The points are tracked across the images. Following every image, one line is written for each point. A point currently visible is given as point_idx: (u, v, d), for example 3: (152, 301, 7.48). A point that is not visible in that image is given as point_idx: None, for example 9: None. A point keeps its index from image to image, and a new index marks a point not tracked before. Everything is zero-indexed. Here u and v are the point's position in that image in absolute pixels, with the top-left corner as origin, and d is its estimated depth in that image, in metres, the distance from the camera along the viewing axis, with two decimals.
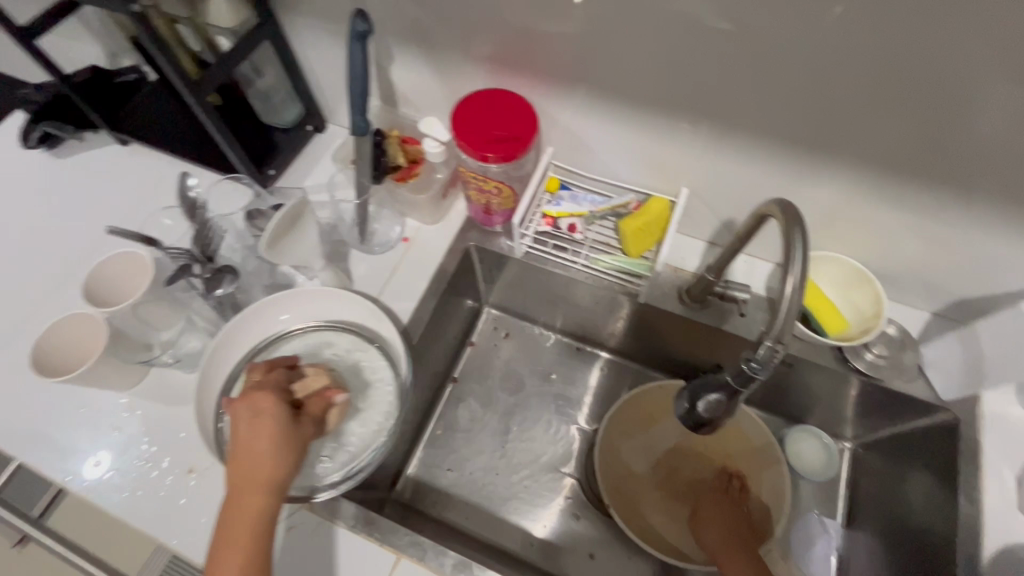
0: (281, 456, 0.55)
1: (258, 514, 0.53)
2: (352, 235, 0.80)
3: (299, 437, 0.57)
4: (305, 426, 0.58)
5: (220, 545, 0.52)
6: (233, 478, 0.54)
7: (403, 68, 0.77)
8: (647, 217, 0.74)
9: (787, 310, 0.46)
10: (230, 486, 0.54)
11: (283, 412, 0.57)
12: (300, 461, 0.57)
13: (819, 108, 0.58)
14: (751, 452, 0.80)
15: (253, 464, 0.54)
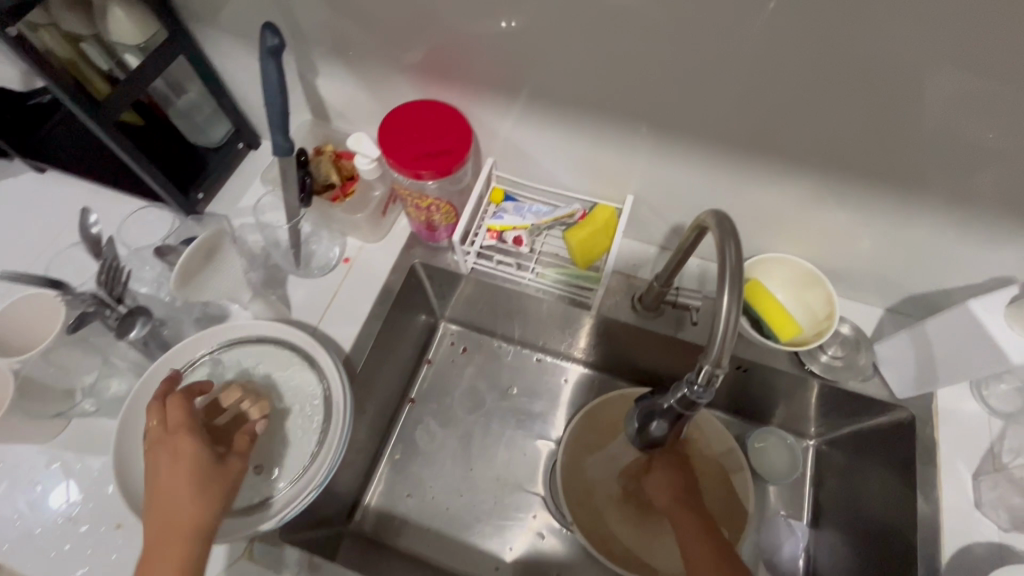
0: (207, 499, 0.52)
1: (180, 561, 0.49)
2: (287, 259, 0.76)
3: (224, 479, 0.54)
4: (232, 464, 0.55)
5: None
6: (154, 529, 0.50)
7: (331, 80, 0.73)
8: (593, 227, 0.72)
9: (725, 329, 0.43)
10: (149, 540, 0.50)
11: (202, 447, 0.54)
12: (228, 501, 0.54)
13: (757, 107, 0.56)
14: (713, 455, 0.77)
15: (175, 510, 0.51)
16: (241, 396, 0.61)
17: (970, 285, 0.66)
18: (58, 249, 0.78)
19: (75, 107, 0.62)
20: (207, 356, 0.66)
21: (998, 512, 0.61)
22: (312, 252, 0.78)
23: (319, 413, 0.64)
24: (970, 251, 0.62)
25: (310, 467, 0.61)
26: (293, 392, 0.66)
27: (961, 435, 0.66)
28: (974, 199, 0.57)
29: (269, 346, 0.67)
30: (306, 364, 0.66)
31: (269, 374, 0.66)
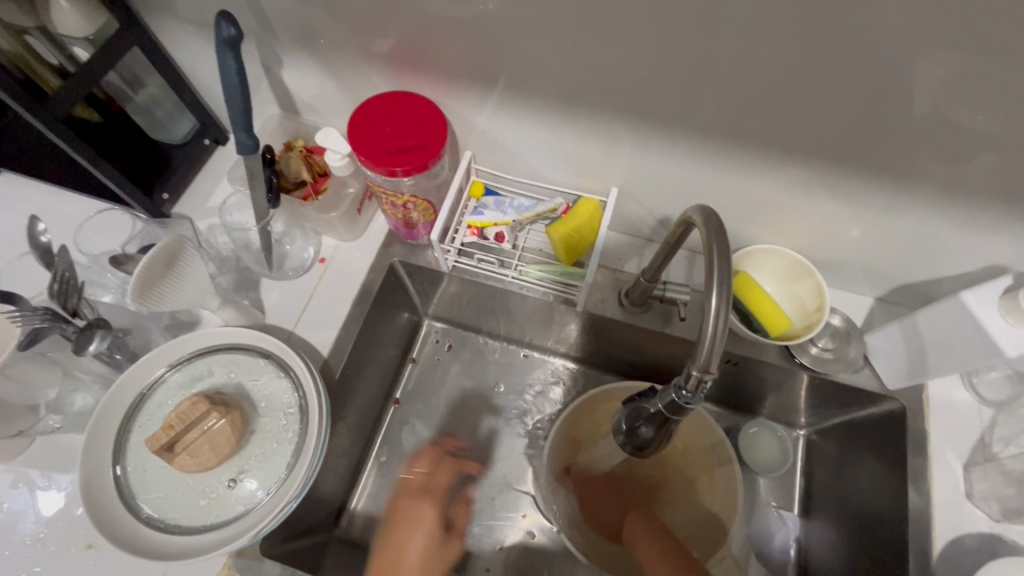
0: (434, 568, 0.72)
1: None
2: (258, 262, 0.72)
3: (443, 556, 0.74)
4: (452, 546, 0.75)
5: None
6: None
7: (297, 72, 0.69)
8: (577, 221, 0.69)
9: (714, 332, 0.41)
10: None
11: (436, 522, 0.75)
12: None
13: (744, 95, 0.53)
14: (705, 448, 0.76)
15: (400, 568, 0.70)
16: (208, 408, 0.57)
17: (960, 274, 0.65)
18: (13, 256, 0.74)
19: (11, 102, 0.57)
20: (173, 368, 0.63)
21: (990, 503, 0.60)
22: (285, 253, 0.75)
23: (295, 421, 0.62)
24: (963, 239, 0.60)
25: (286, 479, 0.59)
26: (268, 400, 0.63)
27: (952, 425, 0.65)
28: (968, 187, 0.55)
29: (240, 354, 0.64)
30: (281, 371, 0.64)
31: (241, 383, 0.63)
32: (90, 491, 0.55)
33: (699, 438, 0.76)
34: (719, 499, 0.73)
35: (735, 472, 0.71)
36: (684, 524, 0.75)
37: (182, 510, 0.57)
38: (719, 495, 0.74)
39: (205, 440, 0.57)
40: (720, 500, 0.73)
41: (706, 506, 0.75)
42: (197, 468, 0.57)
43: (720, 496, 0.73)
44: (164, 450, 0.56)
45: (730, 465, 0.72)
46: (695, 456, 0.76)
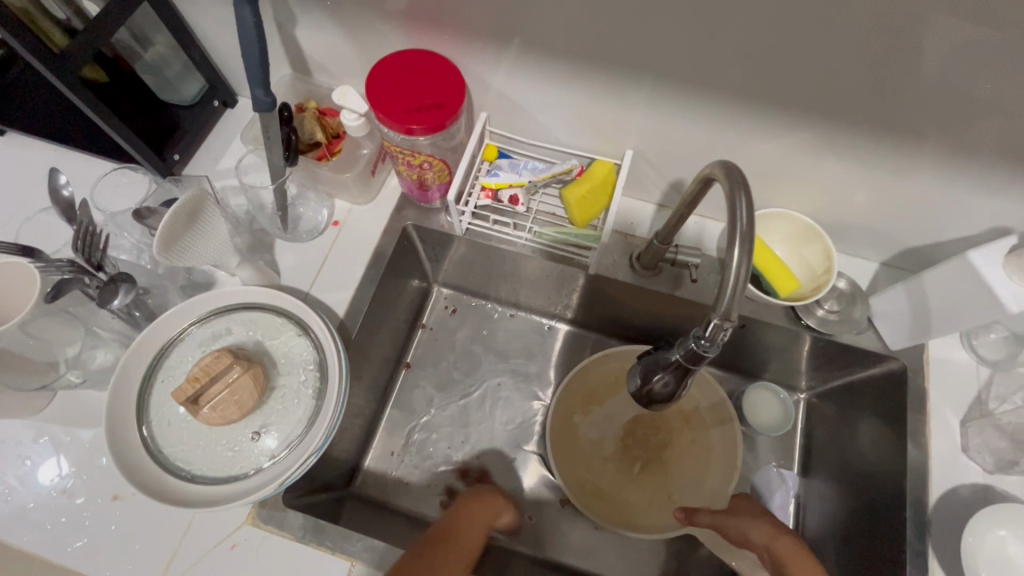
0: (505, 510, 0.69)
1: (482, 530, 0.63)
2: (273, 222, 0.73)
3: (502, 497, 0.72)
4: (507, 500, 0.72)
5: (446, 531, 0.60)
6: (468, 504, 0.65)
7: (311, 30, 0.68)
8: (590, 184, 0.70)
9: (736, 281, 0.42)
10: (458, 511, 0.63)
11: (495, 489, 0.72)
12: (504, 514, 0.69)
13: (761, 56, 0.53)
14: (710, 417, 0.78)
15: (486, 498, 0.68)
16: (231, 362, 0.58)
17: (964, 238, 0.67)
18: (24, 217, 0.74)
19: (32, 60, 0.56)
20: (197, 324, 0.64)
21: (983, 455, 0.63)
22: (298, 215, 0.76)
23: (314, 378, 0.63)
24: (968, 202, 0.62)
25: (306, 434, 0.60)
26: (286, 358, 0.64)
27: (949, 383, 0.67)
28: (976, 150, 0.56)
29: (258, 314, 0.65)
30: (299, 330, 0.65)
31: (261, 342, 0.64)
32: (117, 444, 0.56)
33: (700, 402, 0.79)
34: (717, 463, 0.76)
35: (733, 429, 0.75)
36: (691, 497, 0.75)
37: (206, 461, 0.59)
38: (720, 459, 0.76)
39: (230, 395, 0.58)
40: (721, 463, 0.75)
41: (710, 476, 0.76)
42: (222, 421, 0.58)
43: (721, 459, 0.76)
44: (189, 403, 0.57)
45: (729, 425, 0.76)
46: (700, 426, 0.79)
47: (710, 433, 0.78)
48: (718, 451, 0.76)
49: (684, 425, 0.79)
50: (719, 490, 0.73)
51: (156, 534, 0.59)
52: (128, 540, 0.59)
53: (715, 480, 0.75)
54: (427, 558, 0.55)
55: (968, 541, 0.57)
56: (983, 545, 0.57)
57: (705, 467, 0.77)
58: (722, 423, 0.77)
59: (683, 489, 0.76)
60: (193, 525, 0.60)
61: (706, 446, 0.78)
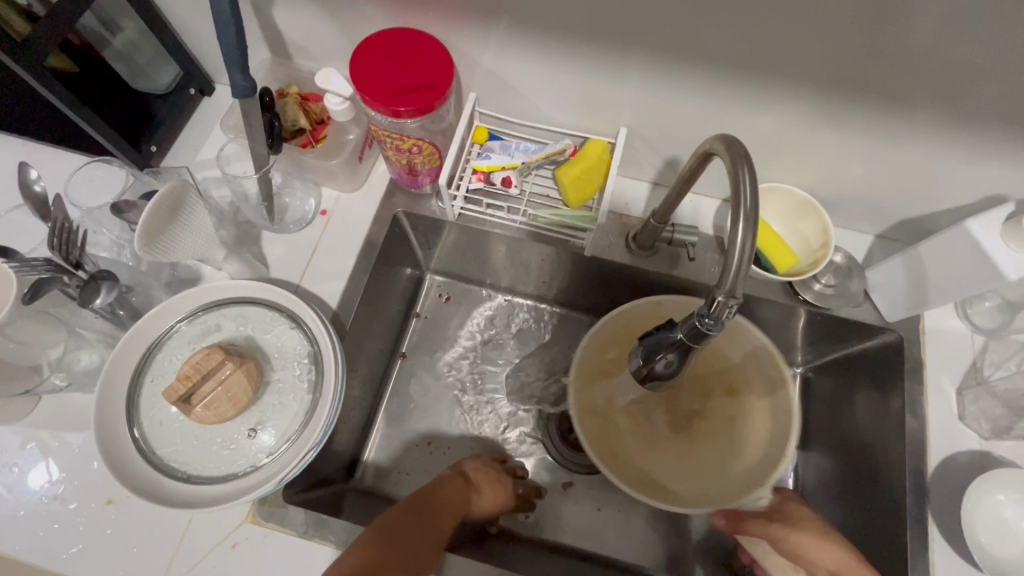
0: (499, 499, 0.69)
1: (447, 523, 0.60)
2: (259, 214, 0.71)
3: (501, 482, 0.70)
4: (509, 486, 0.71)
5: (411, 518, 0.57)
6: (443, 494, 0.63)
7: (289, 12, 0.65)
8: (584, 164, 0.69)
9: (741, 256, 0.41)
10: (432, 500, 0.61)
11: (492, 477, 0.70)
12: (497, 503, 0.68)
13: (757, 27, 0.52)
14: (762, 393, 0.67)
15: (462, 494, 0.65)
16: (223, 359, 0.57)
17: (959, 207, 0.67)
18: None
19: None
20: (184, 323, 0.61)
21: (979, 422, 0.64)
22: (285, 205, 0.73)
23: (309, 371, 0.62)
24: (965, 170, 0.62)
25: (305, 427, 0.59)
26: (280, 352, 0.62)
27: (945, 352, 0.68)
28: (972, 119, 0.56)
29: (249, 308, 0.63)
30: (292, 323, 0.63)
31: (253, 336, 0.63)
32: (108, 448, 0.55)
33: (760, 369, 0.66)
34: (752, 440, 0.66)
35: (791, 413, 0.62)
36: (718, 477, 0.65)
37: (203, 461, 0.57)
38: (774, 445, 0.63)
39: (224, 391, 0.56)
40: (762, 444, 0.64)
41: (747, 459, 0.65)
42: (217, 419, 0.56)
43: (769, 444, 0.64)
44: (181, 402, 0.55)
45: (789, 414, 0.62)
46: (745, 399, 0.69)
47: (751, 403, 0.68)
48: (769, 435, 0.64)
49: (726, 399, 0.70)
50: (757, 478, 0.62)
51: (153, 537, 0.58)
52: (125, 544, 0.58)
53: (758, 471, 0.63)
54: (420, 528, 0.57)
55: (967, 506, 0.58)
56: (982, 510, 0.58)
57: (741, 448, 0.66)
58: (781, 408, 0.64)
59: (713, 474, 0.66)
60: (192, 526, 0.58)
61: (752, 431, 0.66)
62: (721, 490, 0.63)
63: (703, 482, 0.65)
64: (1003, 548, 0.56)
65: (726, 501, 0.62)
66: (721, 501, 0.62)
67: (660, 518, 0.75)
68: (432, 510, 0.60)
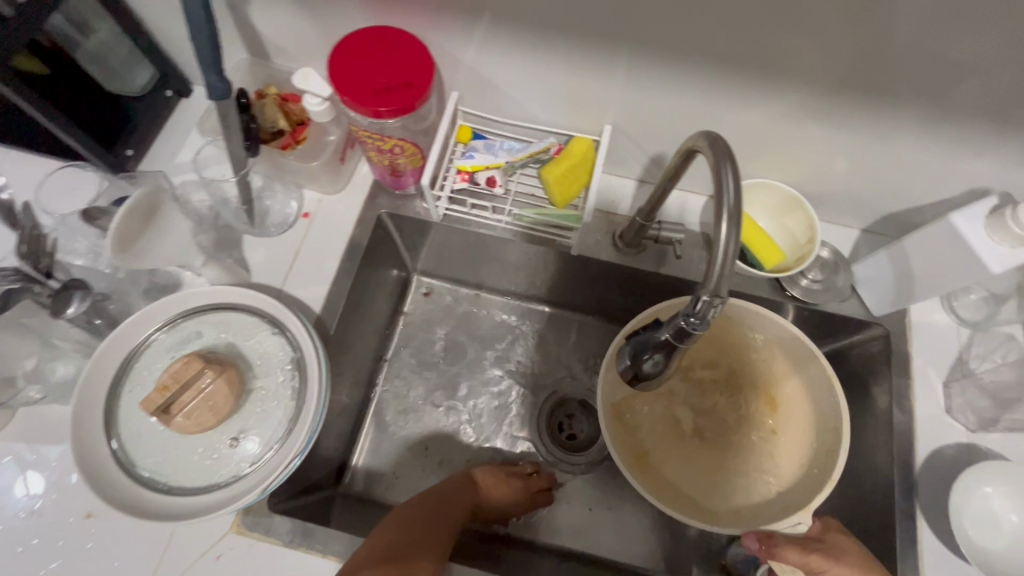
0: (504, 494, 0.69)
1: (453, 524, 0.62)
2: (239, 217, 0.69)
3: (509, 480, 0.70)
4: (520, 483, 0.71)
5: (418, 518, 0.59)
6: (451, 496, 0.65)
7: (265, 11, 0.64)
8: (569, 162, 0.68)
9: (725, 254, 0.41)
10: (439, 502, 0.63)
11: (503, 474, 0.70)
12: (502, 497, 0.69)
13: (740, 22, 0.51)
14: (810, 410, 0.66)
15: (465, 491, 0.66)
16: (202, 367, 0.55)
17: (943, 200, 0.67)
18: None
19: None
20: (163, 331, 0.60)
21: (966, 415, 0.64)
22: (267, 208, 0.72)
23: (293, 377, 0.61)
24: (949, 164, 0.61)
25: (289, 434, 0.58)
26: (262, 359, 0.61)
27: (932, 345, 0.68)
28: (957, 112, 0.55)
29: (230, 314, 0.62)
30: (274, 328, 0.62)
31: (234, 343, 0.61)
32: (86, 461, 0.53)
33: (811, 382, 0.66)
34: (795, 458, 0.65)
35: (837, 433, 0.61)
36: (756, 492, 0.65)
37: (184, 471, 0.56)
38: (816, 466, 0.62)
39: (204, 400, 0.55)
40: (806, 464, 0.64)
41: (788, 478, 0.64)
42: (197, 429, 0.55)
43: (813, 464, 0.63)
44: (160, 412, 0.54)
45: (837, 437, 0.61)
46: (791, 412, 0.68)
47: (796, 417, 0.67)
48: (814, 455, 0.64)
49: (768, 411, 0.69)
50: (798, 500, 0.61)
51: (135, 550, 0.57)
52: (106, 558, 0.57)
53: (800, 493, 0.62)
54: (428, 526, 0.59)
55: (955, 499, 0.58)
56: (970, 503, 0.57)
57: (780, 460, 0.66)
58: (829, 429, 0.63)
59: (751, 487, 0.65)
60: (175, 538, 0.57)
61: (794, 447, 0.66)
62: (757, 508, 0.63)
63: (740, 495, 0.65)
64: (992, 540, 0.56)
65: (763, 521, 0.62)
66: (757, 521, 0.62)
67: (652, 518, 0.75)
68: (437, 512, 0.62)
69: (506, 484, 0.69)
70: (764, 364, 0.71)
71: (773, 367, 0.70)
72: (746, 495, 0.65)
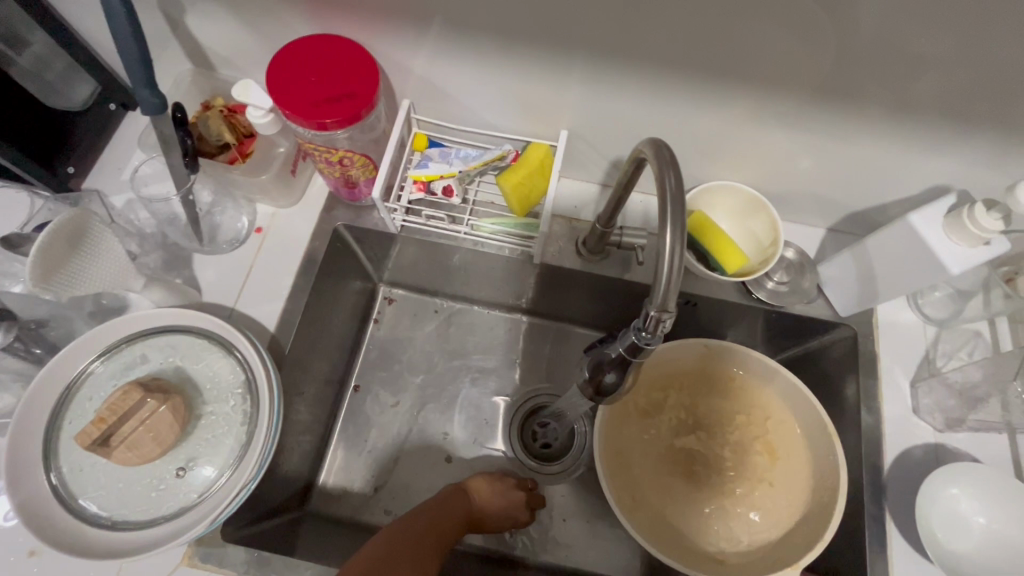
0: (497, 504, 0.67)
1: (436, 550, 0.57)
2: (186, 235, 0.67)
3: (503, 491, 0.68)
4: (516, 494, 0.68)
5: (392, 544, 0.54)
6: (432, 517, 0.60)
7: (205, 20, 0.62)
8: (527, 169, 0.66)
9: (672, 266, 0.39)
10: (418, 524, 0.58)
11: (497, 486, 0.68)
12: (497, 506, 0.67)
13: (689, 24, 0.50)
14: (809, 463, 0.65)
15: (450, 509, 0.62)
16: (143, 395, 0.53)
17: (906, 198, 0.66)
18: None
19: None
20: (105, 358, 0.58)
21: (933, 415, 0.63)
22: (216, 224, 0.70)
23: (244, 401, 0.58)
24: (909, 162, 0.61)
25: (240, 461, 0.56)
26: (212, 383, 0.59)
27: (899, 345, 0.67)
28: (915, 110, 0.54)
29: (177, 337, 0.60)
30: (224, 350, 0.60)
31: (182, 368, 0.59)
32: (22, 499, 0.51)
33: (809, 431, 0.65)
34: (788, 510, 0.64)
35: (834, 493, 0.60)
36: (745, 540, 0.64)
37: (129, 505, 0.54)
38: (809, 524, 0.61)
39: (146, 430, 0.53)
40: (798, 518, 0.63)
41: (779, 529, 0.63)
42: (141, 461, 0.53)
43: (806, 518, 0.62)
44: (98, 445, 0.51)
45: (833, 495, 0.60)
46: (790, 462, 0.66)
47: (793, 469, 0.66)
48: (808, 509, 0.62)
49: (767, 458, 0.68)
50: (787, 555, 0.60)
51: None
52: None
53: (789, 547, 0.61)
54: (407, 553, 0.54)
55: (922, 502, 0.57)
56: (938, 505, 0.57)
57: (773, 512, 0.65)
58: (826, 485, 0.62)
59: (741, 535, 0.64)
60: (124, 572, 0.55)
61: (789, 498, 0.65)
62: (743, 559, 0.62)
63: (729, 543, 0.64)
64: (961, 543, 0.56)
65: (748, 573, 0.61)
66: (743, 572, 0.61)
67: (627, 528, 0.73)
68: (414, 533, 0.56)
69: (501, 499, 0.67)
70: (767, 411, 0.69)
71: (772, 411, 0.69)
72: (735, 543, 0.64)
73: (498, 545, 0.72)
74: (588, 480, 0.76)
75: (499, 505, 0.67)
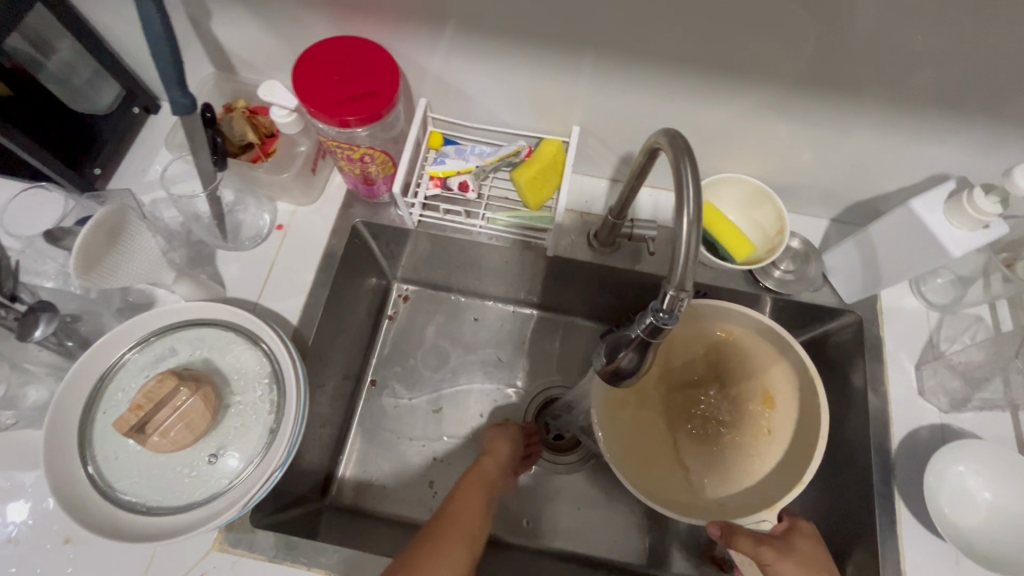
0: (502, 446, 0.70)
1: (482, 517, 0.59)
2: (211, 233, 0.69)
3: (500, 433, 0.72)
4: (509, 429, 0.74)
5: (438, 523, 0.56)
6: (466, 486, 0.62)
7: (230, 26, 0.64)
8: (541, 165, 0.69)
9: (688, 248, 0.41)
10: (453, 496, 0.60)
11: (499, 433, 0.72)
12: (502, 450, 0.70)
13: (697, 23, 0.52)
14: (801, 406, 0.65)
15: (480, 481, 0.64)
16: (177, 384, 0.55)
17: (906, 187, 0.69)
18: None
19: None
20: (139, 348, 0.60)
21: (938, 396, 0.65)
22: (239, 222, 0.72)
23: (271, 391, 0.60)
24: (908, 152, 0.63)
25: (269, 449, 0.57)
26: (239, 374, 0.61)
27: (904, 330, 0.69)
28: (914, 101, 0.56)
29: (205, 330, 0.62)
30: (250, 342, 0.62)
31: (211, 359, 0.61)
32: (60, 488, 0.52)
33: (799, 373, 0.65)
34: (785, 453, 0.64)
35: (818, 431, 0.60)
36: (740, 484, 0.64)
37: (163, 491, 0.55)
38: (798, 465, 0.61)
39: (180, 417, 0.55)
40: (792, 459, 0.63)
41: (775, 471, 0.63)
42: (174, 447, 0.55)
43: (797, 459, 0.62)
44: (135, 431, 0.53)
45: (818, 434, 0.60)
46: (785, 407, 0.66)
47: (787, 414, 0.66)
48: (799, 450, 0.63)
49: (763, 406, 0.68)
50: (778, 493, 0.61)
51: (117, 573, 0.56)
52: None
53: (781, 486, 0.62)
54: (451, 521, 0.56)
55: (929, 479, 0.59)
56: (945, 483, 0.59)
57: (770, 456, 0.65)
58: (813, 426, 0.62)
59: (736, 479, 0.65)
60: (157, 557, 0.57)
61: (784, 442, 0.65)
62: (741, 501, 0.62)
63: (725, 489, 0.64)
64: (969, 518, 0.57)
65: (739, 512, 0.61)
66: (738, 514, 0.61)
67: (640, 513, 0.75)
68: (457, 504, 0.58)
69: (505, 446, 0.71)
70: (763, 362, 0.69)
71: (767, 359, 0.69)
72: (730, 486, 0.64)
73: (514, 533, 0.73)
74: (603, 469, 0.78)
75: (503, 449, 0.70)
